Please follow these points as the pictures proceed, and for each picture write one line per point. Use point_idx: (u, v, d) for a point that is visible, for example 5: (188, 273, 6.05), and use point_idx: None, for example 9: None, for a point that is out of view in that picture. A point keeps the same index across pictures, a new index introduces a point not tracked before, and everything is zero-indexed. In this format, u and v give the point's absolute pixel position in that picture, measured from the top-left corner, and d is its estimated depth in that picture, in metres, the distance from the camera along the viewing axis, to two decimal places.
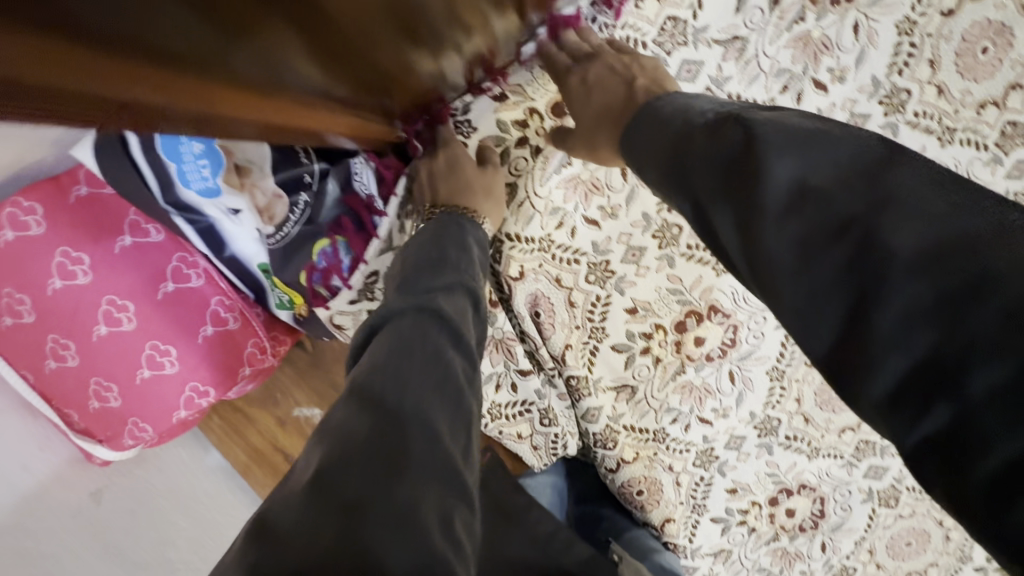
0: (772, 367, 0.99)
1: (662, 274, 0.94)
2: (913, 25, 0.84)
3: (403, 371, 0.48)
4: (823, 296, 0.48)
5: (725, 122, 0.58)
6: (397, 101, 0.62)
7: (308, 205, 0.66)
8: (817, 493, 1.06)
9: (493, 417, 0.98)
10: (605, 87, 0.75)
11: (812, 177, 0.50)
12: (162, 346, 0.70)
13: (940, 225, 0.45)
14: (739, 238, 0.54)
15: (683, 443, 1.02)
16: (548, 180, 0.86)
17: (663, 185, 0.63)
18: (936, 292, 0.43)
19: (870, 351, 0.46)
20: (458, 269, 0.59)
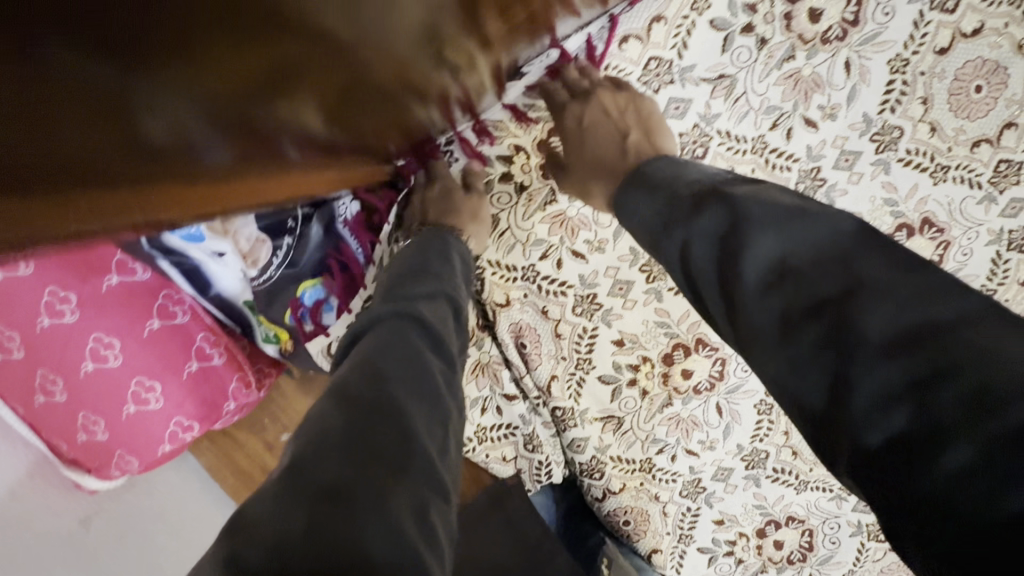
0: (760, 400, 0.99)
1: (650, 308, 0.94)
2: (906, 63, 0.82)
3: (384, 367, 0.49)
4: (802, 369, 0.46)
5: (708, 197, 0.57)
6: (376, 145, 0.65)
7: (291, 247, 0.72)
8: (806, 526, 1.05)
9: (480, 441, 0.99)
10: (602, 136, 0.78)
11: (790, 255, 0.49)
12: (148, 382, 0.71)
13: (914, 313, 0.43)
14: (724, 309, 0.53)
15: (669, 473, 1.02)
16: (531, 216, 0.89)
17: (652, 249, 0.63)
18: (907, 372, 0.41)
19: (853, 416, 0.43)
20: (441, 279, 0.63)
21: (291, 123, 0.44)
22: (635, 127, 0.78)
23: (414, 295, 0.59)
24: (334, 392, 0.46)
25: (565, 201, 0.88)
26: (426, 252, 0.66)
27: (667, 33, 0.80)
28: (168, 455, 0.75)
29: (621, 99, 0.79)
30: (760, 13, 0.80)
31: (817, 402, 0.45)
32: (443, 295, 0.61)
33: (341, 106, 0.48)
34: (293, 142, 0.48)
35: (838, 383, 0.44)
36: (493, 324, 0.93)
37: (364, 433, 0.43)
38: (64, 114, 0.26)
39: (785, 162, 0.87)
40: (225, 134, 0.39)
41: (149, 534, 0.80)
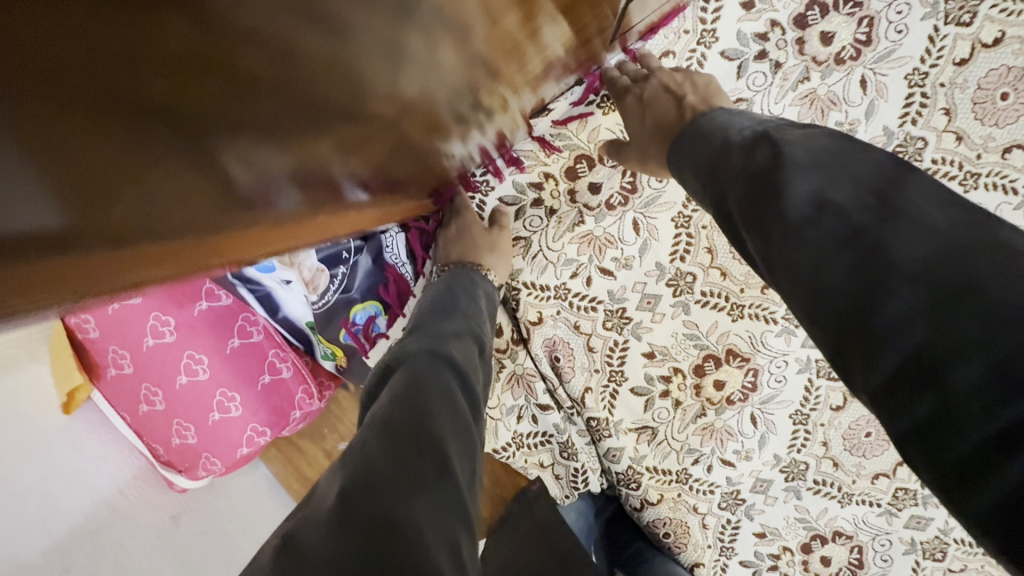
0: (796, 411, 1.00)
1: (678, 320, 0.98)
2: (925, 76, 0.84)
3: (425, 392, 0.54)
4: (837, 294, 0.48)
5: (757, 142, 0.58)
6: (421, 180, 0.75)
7: (345, 276, 0.81)
8: (854, 541, 1.03)
9: (517, 446, 1.05)
10: (660, 110, 0.76)
11: (832, 193, 0.50)
12: (230, 392, 0.82)
13: (946, 237, 0.46)
14: (761, 242, 0.54)
15: (706, 484, 1.04)
16: (562, 237, 0.96)
17: (703, 196, 0.63)
18: (931, 292, 0.44)
19: (873, 342, 0.46)
20: (470, 323, 0.69)
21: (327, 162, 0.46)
22: (694, 92, 0.76)
23: (441, 329, 0.65)
24: (381, 417, 0.51)
25: (592, 221, 0.95)
26: (455, 293, 0.74)
27: (679, 64, 0.86)
28: (245, 456, 0.86)
29: (678, 77, 0.80)
30: (773, 40, 0.85)
31: (844, 322, 0.47)
32: (465, 325, 0.68)
33: (391, 151, 0.57)
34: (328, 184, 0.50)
35: (866, 309, 0.46)
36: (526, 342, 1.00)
37: (416, 455, 0.48)
38: (169, 183, 0.26)
39: None
40: (298, 161, 0.38)
41: (230, 532, 0.91)
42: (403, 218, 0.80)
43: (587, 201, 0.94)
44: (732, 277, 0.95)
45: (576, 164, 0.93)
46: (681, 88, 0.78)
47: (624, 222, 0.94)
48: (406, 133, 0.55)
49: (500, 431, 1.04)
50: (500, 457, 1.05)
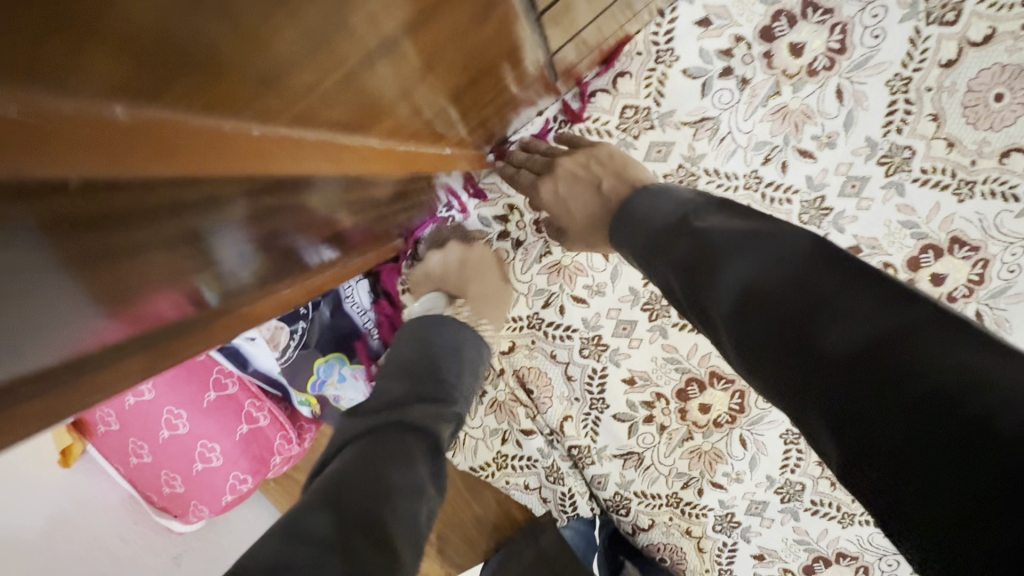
0: (787, 430, 0.96)
1: (656, 345, 0.95)
2: (908, 81, 0.78)
3: (385, 504, 0.50)
4: (791, 390, 0.46)
5: (683, 229, 0.59)
6: (380, 228, 0.73)
7: (305, 330, 0.81)
8: (860, 563, 0.99)
9: (500, 467, 1.01)
10: (580, 196, 0.78)
11: (760, 282, 0.49)
12: (209, 444, 0.85)
13: (870, 327, 0.43)
14: (714, 334, 0.54)
15: (698, 507, 1.01)
16: (530, 268, 0.94)
17: (649, 274, 0.64)
18: (869, 382, 0.41)
19: (843, 439, 0.42)
20: (458, 402, 0.65)
21: (253, 244, 0.46)
22: (608, 176, 0.77)
23: (436, 423, 0.60)
24: (327, 496, 0.48)
25: (558, 251, 0.93)
26: (458, 362, 0.69)
27: (637, 85, 0.83)
28: (231, 501, 0.89)
29: (583, 157, 0.79)
30: (738, 56, 0.80)
31: (793, 407, 0.46)
32: (451, 410, 0.63)
33: (327, 222, 0.57)
34: (256, 259, 0.50)
35: (824, 404, 0.43)
36: (499, 373, 0.98)
37: (348, 568, 0.45)
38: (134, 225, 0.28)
39: (782, 196, 0.84)
40: (230, 235, 0.40)
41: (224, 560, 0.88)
42: (363, 271, 0.80)
43: None
44: None
45: None
46: (590, 174, 0.78)
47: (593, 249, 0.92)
48: (340, 206, 0.55)
49: (481, 450, 1.01)
50: (481, 476, 1.02)
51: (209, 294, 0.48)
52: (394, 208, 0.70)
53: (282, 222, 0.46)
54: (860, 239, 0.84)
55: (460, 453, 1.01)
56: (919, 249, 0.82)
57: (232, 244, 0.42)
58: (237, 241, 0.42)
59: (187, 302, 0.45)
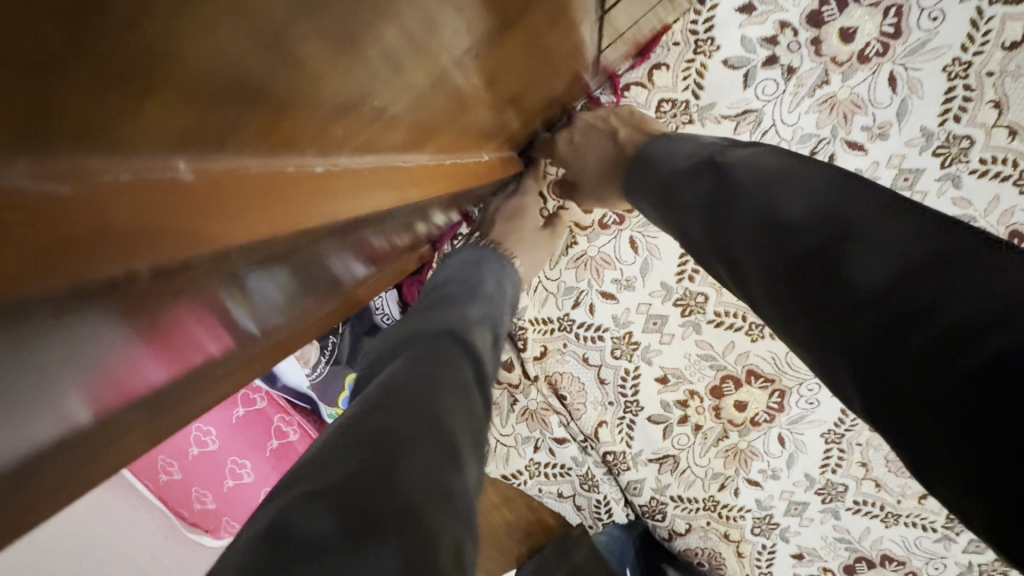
0: (829, 430, 0.92)
1: (690, 340, 0.92)
2: (968, 66, 0.73)
3: (438, 383, 0.43)
4: (810, 327, 0.38)
5: (703, 167, 0.53)
6: (410, 236, 0.70)
7: (336, 344, 0.79)
8: (907, 567, 0.95)
9: (532, 475, 0.98)
10: (597, 145, 0.73)
11: (780, 211, 0.43)
12: (240, 460, 0.83)
13: (907, 253, 0.35)
14: (733, 277, 0.48)
15: (736, 509, 0.98)
16: (558, 263, 0.90)
17: (664, 225, 0.59)
18: (900, 312, 0.33)
19: (867, 375, 0.34)
20: (490, 308, 0.60)
21: (291, 268, 0.43)
22: (624, 124, 0.73)
23: (465, 320, 0.54)
24: (380, 389, 0.41)
25: (584, 241, 0.90)
26: (480, 274, 0.65)
27: (674, 77, 0.78)
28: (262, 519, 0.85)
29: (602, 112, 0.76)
30: (783, 43, 0.75)
31: (806, 349, 0.39)
32: (489, 318, 0.58)
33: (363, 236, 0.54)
34: (297, 283, 0.48)
35: (851, 338, 0.35)
36: (533, 381, 0.94)
37: (417, 444, 0.36)
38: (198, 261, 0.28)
39: None
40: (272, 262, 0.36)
41: None
42: (392, 283, 0.76)
43: (579, 220, 0.88)
44: None
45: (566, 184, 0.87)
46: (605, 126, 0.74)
47: (620, 241, 0.89)
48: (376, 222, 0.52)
49: (512, 458, 0.97)
50: (514, 484, 0.99)
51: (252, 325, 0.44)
52: (427, 215, 0.67)
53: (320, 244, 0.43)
54: None
55: (490, 461, 0.98)
56: None
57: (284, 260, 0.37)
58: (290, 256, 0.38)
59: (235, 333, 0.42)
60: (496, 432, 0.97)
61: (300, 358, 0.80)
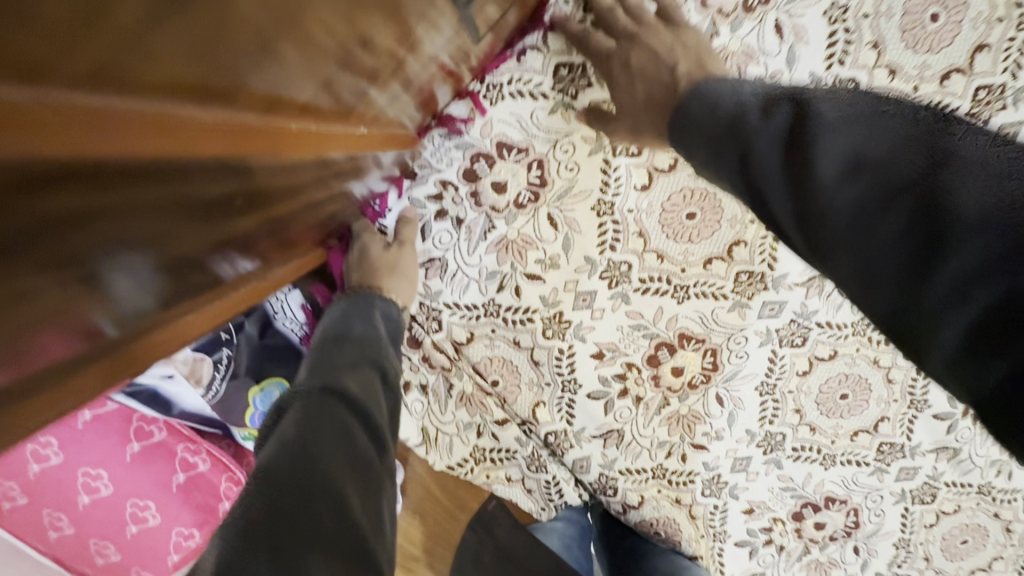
0: (762, 383, 0.93)
1: (620, 313, 0.89)
2: (844, 10, 0.75)
3: (320, 454, 0.50)
4: (886, 255, 0.41)
5: (775, 102, 0.50)
6: (297, 225, 0.63)
7: (229, 359, 0.73)
8: (849, 505, 0.99)
9: (478, 461, 0.94)
10: (647, 75, 0.67)
11: (868, 148, 0.42)
12: (142, 501, 0.73)
13: (1012, 186, 0.37)
14: (791, 207, 0.46)
15: (684, 474, 0.97)
16: (476, 248, 0.85)
17: (709, 164, 0.55)
18: (1008, 243, 0.35)
19: (940, 305, 0.38)
20: (370, 345, 0.64)
21: (157, 260, 0.39)
22: (686, 59, 0.66)
23: (347, 367, 0.59)
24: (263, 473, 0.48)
25: (502, 224, 0.84)
26: (350, 314, 0.68)
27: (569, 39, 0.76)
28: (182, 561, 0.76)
29: (666, 36, 0.69)
30: None
31: (889, 291, 0.41)
32: (378, 363, 0.62)
33: (230, 223, 0.47)
34: (163, 274, 0.43)
35: (941, 271, 0.38)
36: (457, 364, 0.90)
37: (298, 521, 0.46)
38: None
39: None
40: (118, 240, 0.32)
41: None
42: (287, 281, 0.70)
43: (493, 202, 0.83)
44: (670, 258, 0.86)
45: (474, 164, 0.81)
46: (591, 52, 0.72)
47: (539, 220, 0.84)
48: (254, 199, 0.47)
49: (456, 446, 0.93)
50: (459, 473, 0.94)
51: (103, 325, 0.41)
52: (313, 197, 0.60)
53: (167, 215, 0.36)
54: None
55: (432, 450, 0.93)
56: None
57: (118, 223, 0.31)
58: (119, 218, 0.31)
59: (81, 339, 0.39)
60: (436, 420, 0.92)
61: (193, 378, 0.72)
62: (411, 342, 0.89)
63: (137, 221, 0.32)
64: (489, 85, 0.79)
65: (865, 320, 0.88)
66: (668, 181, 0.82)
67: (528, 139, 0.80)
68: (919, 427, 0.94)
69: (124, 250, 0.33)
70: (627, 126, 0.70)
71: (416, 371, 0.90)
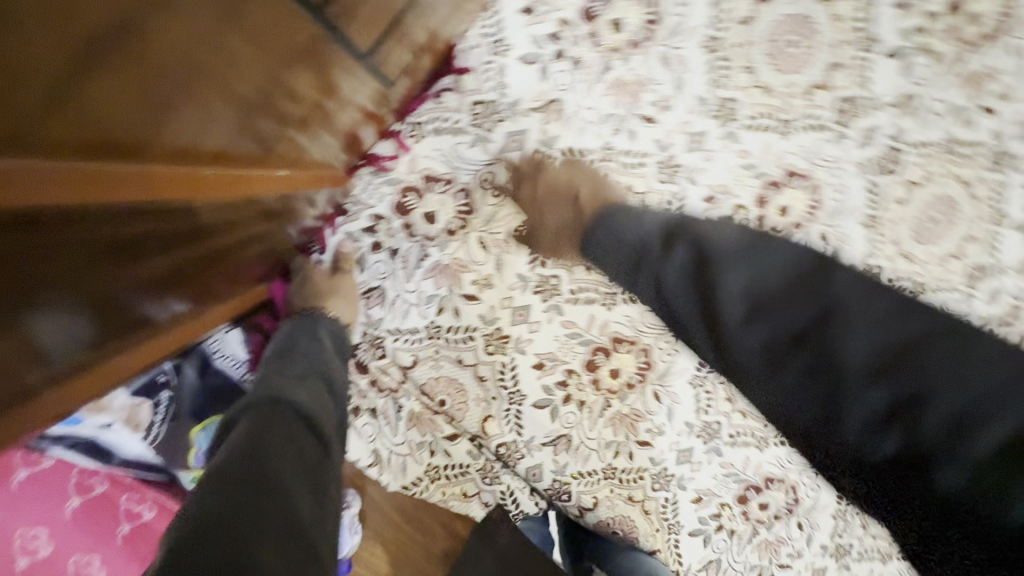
0: (693, 376, 1.00)
1: (556, 323, 0.95)
2: (719, 41, 0.86)
3: (267, 452, 0.54)
4: (808, 401, 0.55)
5: (699, 262, 0.64)
6: (235, 260, 0.68)
7: (170, 400, 0.74)
8: (787, 483, 1.06)
9: (433, 479, 0.97)
10: (557, 195, 0.84)
11: (766, 303, 0.59)
12: (85, 558, 0.71)
13: (880, 351, 0.54)
14: (715, 355, 0.62)
15: (633, 471, 1.02)
16: (413, 275, 0.89)
17: (666, 316, 0.67)
18: (888, 401, 0.53)
19: (846, 438, 0.54)
20: (311, 358, 0.70)
21: (97, 294, 0.48)
22: (586, 189, 0.83)
23: (289, 378, 0.65)
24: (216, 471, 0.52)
25: (436, 251, 0.89)
26: (292, 334, 0.74)
27: (480, 79, 0.84)
28: None
29: (566, 172, 0.85)
30: (566, 38, 0.83)
31: (822, 439, 0.55)
32: (321, 377, 0.69)
33: (169, 261, 0.56)
34: (108, 308, 0.52)
35: (844, 449, 0.54)
36: (404, 386, 0.93)
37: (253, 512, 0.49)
38: None
39: (637, 160, 0.89)
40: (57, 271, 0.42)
41: None
42: (228, 318, 0.73)
43: (426, 232, 0.88)
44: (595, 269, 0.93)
45: (404, 198, 0.86)
46: (518, 196, 0.87)
47: (470, 244, 0.89)
48: (193, 241, 0.58)
49: (410, 466, 0.95)
50: (412, 493, 0.96)
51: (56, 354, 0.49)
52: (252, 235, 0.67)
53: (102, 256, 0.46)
54: (713, 188, 0.92)
55: (387, 473, 0.95)
56: (763, 185, 0.93)
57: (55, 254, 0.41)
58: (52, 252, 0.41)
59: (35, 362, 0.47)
60: (389, 443, 0.94)
61: (132, 422, 0.72)
62: (359, 369, 0.93)
63: (71, 247, 0.43)
64: (412, 126, 0.84)
65: None
66: None
67: (452, 171, 0.86)
68: None
69: (62, 271, 0.43)
70: (551, 250, 0.87)
71: (365, 396, 0.93)
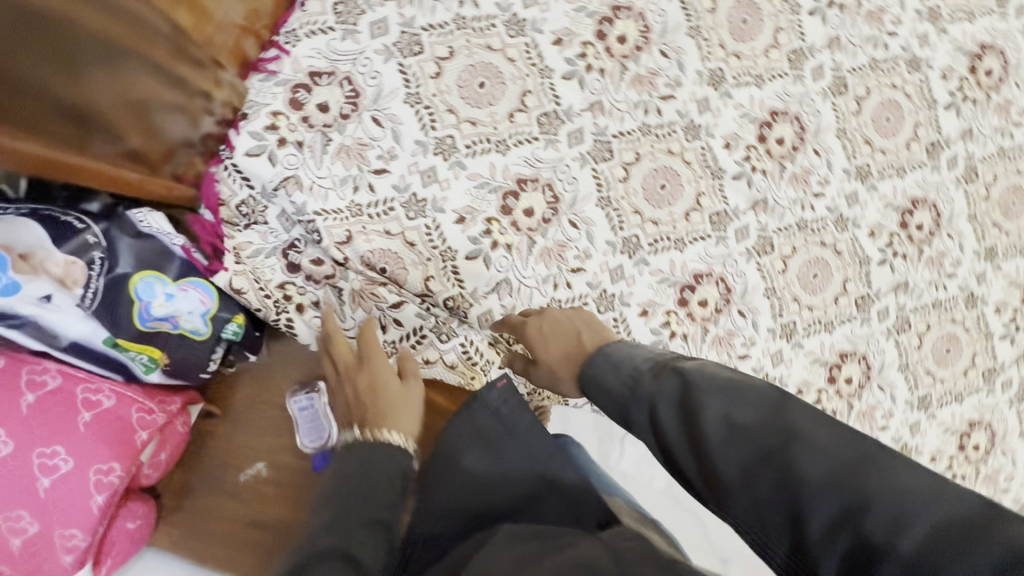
0: (599, 199, 1.11)
1: (464, 179, 1.05)
2: None
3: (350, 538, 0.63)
4: (754, 478, 0.57)
5: (662, 369, 0.70)
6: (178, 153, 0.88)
7: (103, 259, 0.80)
8: (715, 276, 1.16)
9: (390, 353, 1.02)
10: (559, 337, 0.90)
11: (736, 415, 0.61)
12: (48, 450, 0.76)
13: (838, 456, 0.56)
14: (693, 457, 0.61)
15: (575, 298, 1.09)
16: (322, 161, 0.98)
17: (625, 409, 0.71)
18: (841, 510, 0.53)
19: (811, 552, 0.54)
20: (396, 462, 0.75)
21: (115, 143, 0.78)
22: (588, 328, 0.89)
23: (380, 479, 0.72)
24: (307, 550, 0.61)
25: (336, 135, 0.99)
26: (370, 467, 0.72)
27: None
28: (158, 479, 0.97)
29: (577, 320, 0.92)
30: None
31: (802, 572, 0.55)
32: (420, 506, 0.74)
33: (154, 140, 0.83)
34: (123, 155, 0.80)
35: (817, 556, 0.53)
36: (346, 264, 0.99)
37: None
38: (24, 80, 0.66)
39: (486, 24, 1.07)
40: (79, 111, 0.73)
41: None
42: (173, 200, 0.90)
43: (323, 121, 0.99)
44: (482, 122, 1.06)
45: (295, 94, 0.98)
46: (527, 336, 0.93)
47: (365, 123, 1.01)
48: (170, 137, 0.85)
49: None
50: None
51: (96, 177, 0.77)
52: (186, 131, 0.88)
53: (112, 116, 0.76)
54: (557, 33, 1.09)
55: None
56: (598, 22, 1.11)
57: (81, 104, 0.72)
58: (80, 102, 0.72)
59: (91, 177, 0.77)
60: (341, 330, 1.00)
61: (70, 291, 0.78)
62: (291, 270, 0.97)
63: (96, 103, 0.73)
64: (287, 35, 0.99)
65: (647, 123, 1.13)
66: (454, 64, 1.05)
67: (332, 64, 0.99)
68: (729, 191, 1.17)
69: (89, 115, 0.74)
70: (550, 383, 0.90)
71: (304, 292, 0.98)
